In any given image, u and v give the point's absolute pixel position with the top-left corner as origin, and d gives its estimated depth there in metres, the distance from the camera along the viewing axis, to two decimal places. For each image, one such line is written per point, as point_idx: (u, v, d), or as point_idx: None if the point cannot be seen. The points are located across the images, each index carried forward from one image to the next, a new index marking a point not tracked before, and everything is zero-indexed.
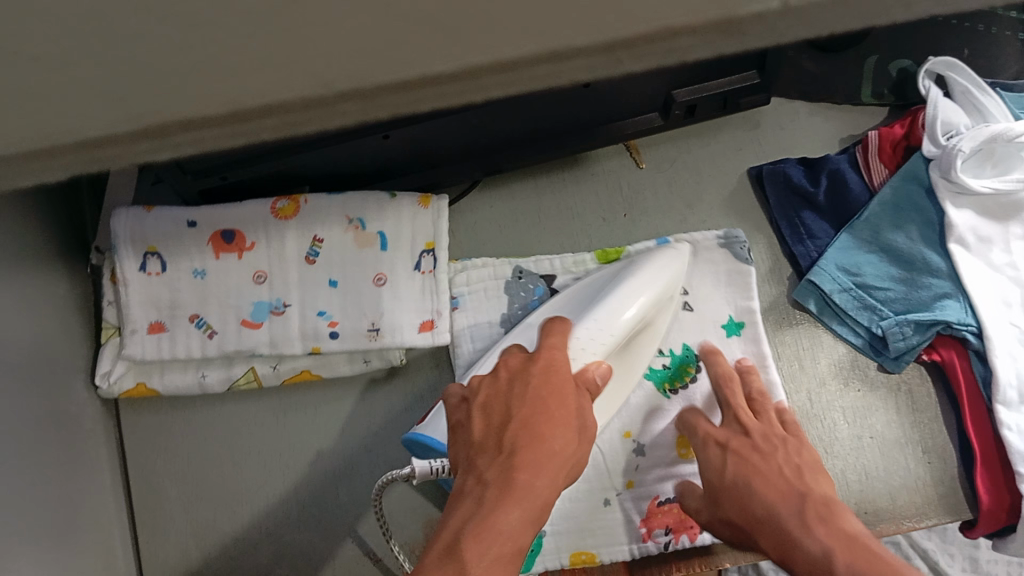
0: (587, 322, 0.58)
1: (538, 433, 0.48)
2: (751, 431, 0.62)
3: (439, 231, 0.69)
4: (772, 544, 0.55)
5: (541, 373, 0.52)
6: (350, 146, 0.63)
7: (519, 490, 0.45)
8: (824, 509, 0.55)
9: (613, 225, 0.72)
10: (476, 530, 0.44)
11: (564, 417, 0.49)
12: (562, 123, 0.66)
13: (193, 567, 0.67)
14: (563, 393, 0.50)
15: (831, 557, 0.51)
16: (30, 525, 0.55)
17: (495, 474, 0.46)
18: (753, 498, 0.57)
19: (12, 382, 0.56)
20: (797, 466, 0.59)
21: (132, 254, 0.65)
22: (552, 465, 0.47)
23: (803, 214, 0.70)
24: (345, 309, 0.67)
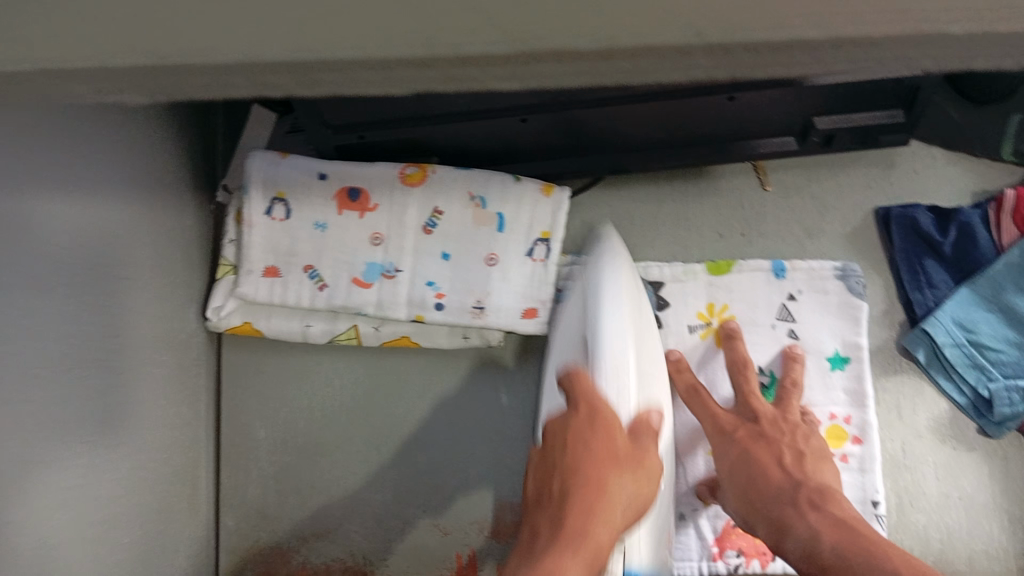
0: (607, 357, 0.49)
1: (589, 477, 0.44)
2: (761, 420, 0.61)
3: (557, 223, 0.69)
4: (767, 529, 0.54)
5: (587, 417, 0.46)
6: (486, 125, 0.64)
7: (569, 536, 0.42)
8: (817, 496, 0.54)
9: (727, 242, 0.72)
10: (531, 575, 0.42)
11: (611, 454, 0.45)
12: (698, 132, 0.66)
13: (269, 508, 0.69)
14: (611, 438, 0.45)
15: (820, 538, 0.50)
16: (125, 448, 0.57)
17: (547, 527, 0.45)
18: (756, 487, 0.56)
19: (129, 305, 0.58)
20: (798, 454, 0.58)
21: (261, 196, 0.66)
22: (609, 509, 0.43)
23: (926, 262, 0.69)
24: (453, 284, 0.68)
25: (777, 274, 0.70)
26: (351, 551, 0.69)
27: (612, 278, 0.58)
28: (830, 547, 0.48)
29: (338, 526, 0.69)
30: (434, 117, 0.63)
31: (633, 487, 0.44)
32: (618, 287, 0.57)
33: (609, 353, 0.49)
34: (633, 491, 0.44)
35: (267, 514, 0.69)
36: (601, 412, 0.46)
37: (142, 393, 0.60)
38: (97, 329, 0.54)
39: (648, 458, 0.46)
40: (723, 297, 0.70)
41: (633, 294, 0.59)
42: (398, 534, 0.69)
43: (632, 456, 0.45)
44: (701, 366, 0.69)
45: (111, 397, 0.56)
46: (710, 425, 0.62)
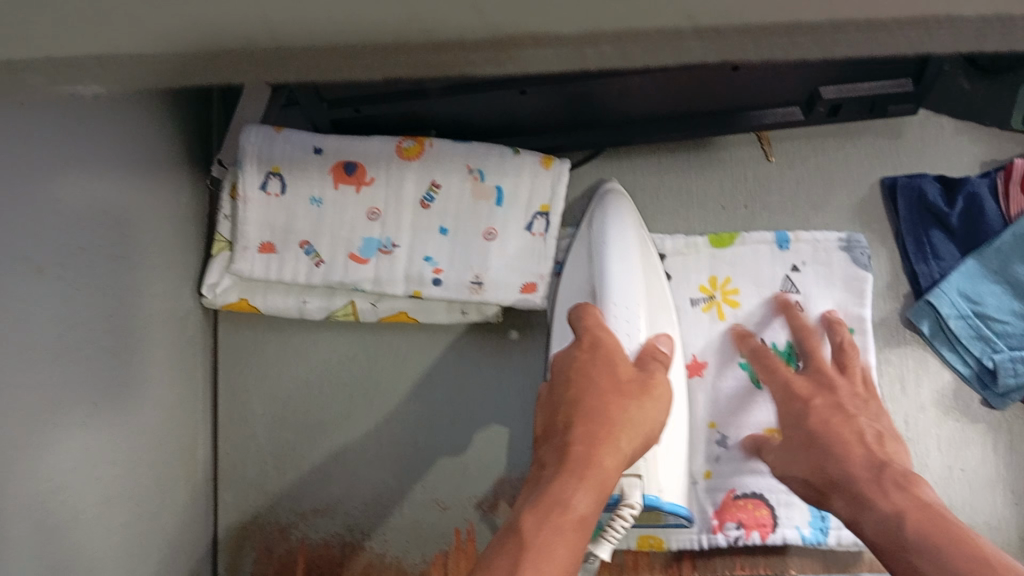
0: (614, 300, 0.57)
1: (594, 406, 0.47)
2: (838, 390, 0.59)
3: (556, 196, 0.68)
4: (843, 504, 0.50)
5: (589, 350, 0.52)
6: (485, 98, 0.63)
7: (575, 461, 0.44)
8: (904, 476, 0.50)
9: (730, 214, 0.70)
10: (536, 504, 0.43)
11: (615, 385, 0.49)
12: (700, 101, 0.65)
13: (269, 485, 0.69)
14: (614, 369, 0.50)
15: (904, 518, 0.46)
16: (122, 425, 0.56)
17: (552, 455, 0.46)
18: (832, 457, 0.53)
19: (127, 282, 0.58)
20: (879, 432, 0.55)
21: (255, 170, 0.65)
22: (615, 436, 0.46)
23: (932, 233, 0.68)
24: (451, 258, 0.67)
25: (781, 245, 0.69)
26: (349, 526, 0.68)
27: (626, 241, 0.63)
28: (912, 530, 0.45)
29: (338, 502, 0.69)
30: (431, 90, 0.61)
31: (638, 415, 0.48)
32: (626, 241, 0.63)
33: (615, 295, 0.58)
34: (641, 416, 0.48)
35: (267, 490, 0.69)
36: (603, 344, 0.53)
37: (139, 370, 0.59)
38: (96, 307, 0.53)
39: (651, 383, 0.51)
40: (725, 270, 0.69)
41: (644, 257, 0.64)
42: (398, 510, 0.68)
43: (634, 385, 0.50)
44: (703, 340, 0.68)
45: (108, 377, 0.55)
46: (779, 390, 0.62)
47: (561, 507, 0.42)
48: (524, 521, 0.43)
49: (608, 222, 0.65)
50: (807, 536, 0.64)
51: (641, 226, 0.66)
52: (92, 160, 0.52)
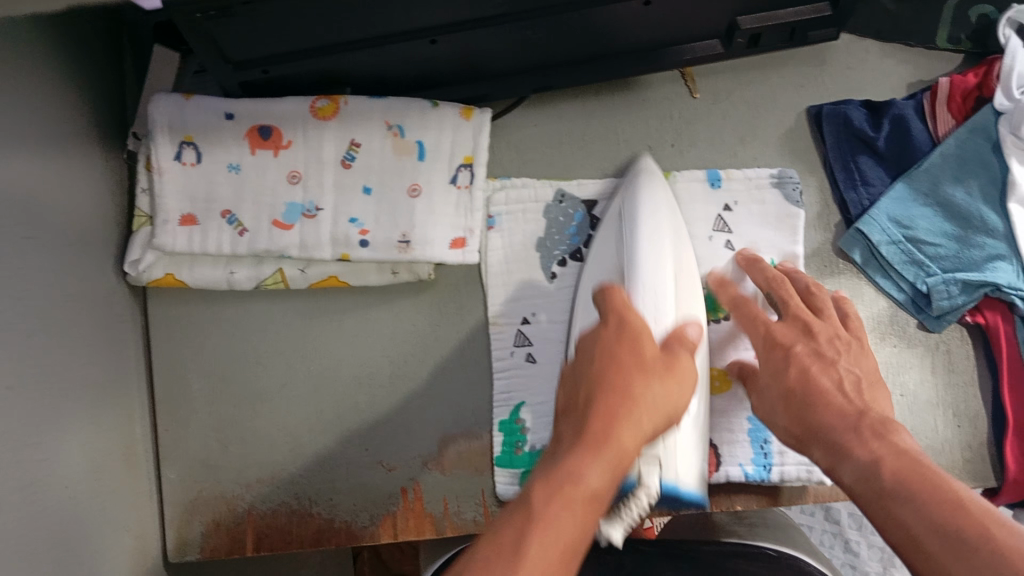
0: (642, 285, 0.57)
1: (613, 383, 0.46)
2: (819, 335, 0.58)
3: (479, 146, 0.67)
4: (824, 454, 0.50)
5: (617, 330, 0.51)
6: (395, 52, 0.62)
7: (593, 437, 0.44)
8: (882, 425, 0.49)
9: (659, 153, 0.70)
10: (549, 477, 0.42)
11: (637, 363, 0.48)
12: (619, 42, 0.64)
13: (211, 458, 0.68)
14: (638, 347, 0.49)
15: (879, 465, 0.45)
16: (55, 395, 0.55)
17: (570, 432, 0.46)
18: (813, 407, 0.53)
19: (46, 248, 0.56)
20: (857, 379, 0.55)
21: (168, 141, 0.64)
22: (635, 413, 0.45)
23: (860, 158, 0.67)
24: (378, 218, 0.66)
25: (713, 183, 0.68)
26: (295, 493, 0.67)
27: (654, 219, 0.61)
28: (889, 477, 0.44)
29: (284, 469, 0.67)
30: (342, 46, 0.60)
31: (660, 396, 0.47)
32: (654, 216, 0.62)
33: (644, 280, 0.57)
34: (661, 398, 0.47)
35: (210, 465, 0.68)
36: (630, 327, 0.51)
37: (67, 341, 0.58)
38: (11, 282, 0.51)
39: (676, 362, 0.50)
40: None
41: (674, 237, 0.62)
42: (343, 472, 0.67)
43: (659, 365, 0.49)
44: None
45: (36, 345, 0.54)
46: (759, 339, 0.59)
47: (573, 481, 0.42)
48: (534, 492, 0.42)
49: (640, 198, 0.63)
50: (750, 472, 0.64)
51: (670, 203, 0.65)
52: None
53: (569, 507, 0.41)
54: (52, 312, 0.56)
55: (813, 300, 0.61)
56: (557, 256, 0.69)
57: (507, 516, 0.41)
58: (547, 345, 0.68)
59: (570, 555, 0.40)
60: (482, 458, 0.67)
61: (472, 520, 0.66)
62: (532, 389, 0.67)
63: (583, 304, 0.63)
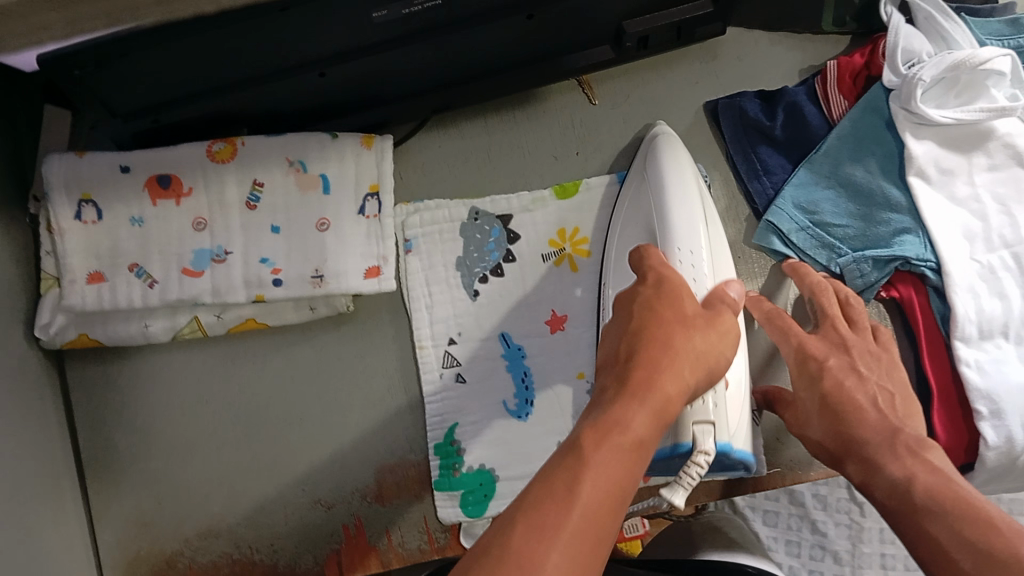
0: (676, 246, 0.53)
1: (657, 338, 0.43)
2: (852, 348, 0.57)
3: (383, 173, 0.67)
4: (857, 469, 0.50)
5: (655, 287, 0.47)
6: (284, 87, 0.61)
7: (637, 384, 0.40)
8: (916, 441, 0.49)
9: (564, 162, 0.70)
10: (595, 424, 0.39)
11: (679, 319, 0.45)
12: (510, 56, 0.64)
13: (146, 518, 0.66)
14: (679, 304, 0.46)
15: (912, 481, 0.46)
16: None
17: (612, 380, 0.42)
18: (846, 420, 0.52)
19: None
20: (892, 396, 0.54)
21: (66, 201, 0.63)
22: (678, 362, 0.42)
23: (759, 149, 0.68)
24: (289, 255, 0.65)
25: None
26: (235, 543, 0.66)
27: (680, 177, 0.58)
28: (922, 493, 0.45)
29: (220, 521, 0.66)
30: (231, 86, 0.60)
31: (702, 350, 0.44)
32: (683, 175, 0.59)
33: (680, 238, 0.54)
34: (704, 349, 0.44)
35: (145, 523, 0.66)
36: (668, 281, 0.47)
37: None
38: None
39: (718, 321, 0.47)
40: (573, 220, 0.68)
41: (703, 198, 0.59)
42: (282, 514, 0.66)
43: (702, 320, 0.46)
44: (560, 295, 0.68)
45: None
46: (792, 353, 0.58)
47: (621, 426, 0.38)
48: (582, 440, 0.38)
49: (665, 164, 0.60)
50: None
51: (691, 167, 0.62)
52: None
53: (615, 451, 0.37)
54: None
55: (849, 312, 0.60)
56: (478, 273, 0.69)
57: (554, 456, 0.38)
58: (474, 364, 0.67)
59: (620, 500, 0.36)
60: (421, 485, 0.66)
61: (417, 549, 0.65)
62: (464, 409, 0.66)
63: (616, 261, 0.62)
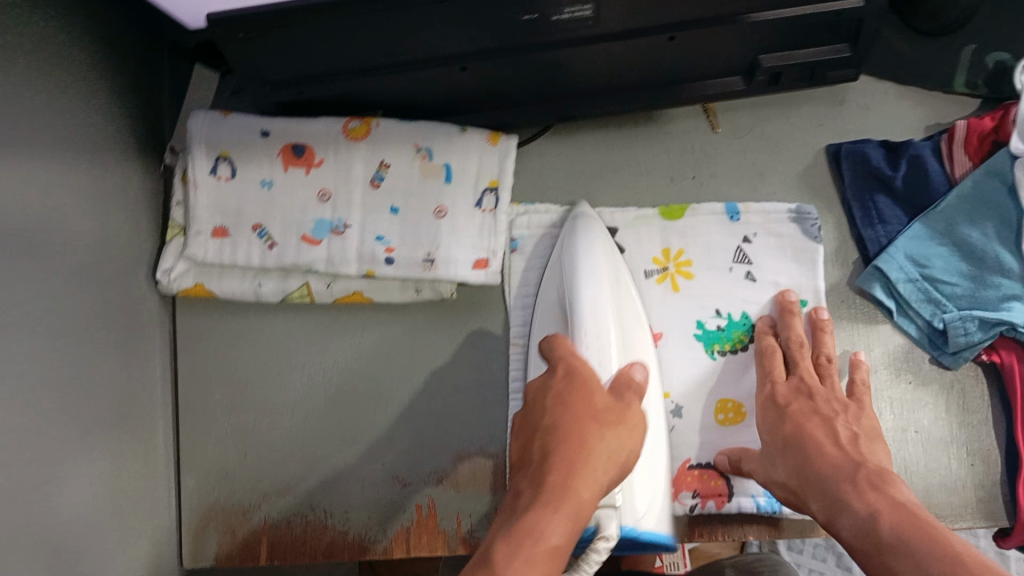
0: (585, 330, 0.59)
1: (569, 437, 0.50)
2: (816, 397, 0.62)
3: (505, 171, 0.69)
4: (822, 507, 0.54)
5: (565, 378, 0.54)
6: (427, 77, 0.64)
7: (550, 492, 0.47)
8: (879, 477, 0.53)
9: (679, 184, 0.71)
10: (510, 535, 0.45)
11: (590, 414, 0.51)
12: (638, 76, 0.66)
13: (228, 467, 0.69)
14: (590, 400, 0.53)
15: (878, 517, 0.50)
16: (83, 391, 0.57)
17: (529, 489, 0.49)
18: (811, 461, 0.57)
19: (84, 253, 0.59)
20: (854, 433, 0.58)
21: (204, 155, 0.67)
22: (586, 465, 0.48)
23: (877, 197, 0.69)
24: (403, 237, 0.67)
25: (730, 217, 0.69)
26: (311, 505, 0.68)
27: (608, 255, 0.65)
28: (888, 530, 0.49)
29: (299, 482, 0.68)
30: (374, 71, 0.63)
31: (613, 444, 0.50)
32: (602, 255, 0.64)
33: (586, 330, 0.59)
34: (615, 446, 0.50)
35: (227, 475, 0.68)
36: (578, 372, 0.55)
37: (98, 341, 0.60)
38: (36, 262, 0.52)
39: (626, 411, 0.53)
40: (678, 242, 0.69)
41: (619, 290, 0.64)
42: (358, 484, 0.68)
43: (611, 415, 0.52)
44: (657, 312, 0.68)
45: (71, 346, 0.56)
46: (761, 397, 0.63)
47: (534, 537, 0.45)
48: (496, 548, 0.45)
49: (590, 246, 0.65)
50: (762, 503, 0.63)
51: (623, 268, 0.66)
52: (46, 135, 0.54)
53: (530, 557, 0.44)
54: (88, 312, 0.59)
55: (822, 369, 0.64)
56: None
57: (470, 569, 0.45)
58: None
59: None
60: (495, 477, 0.68)
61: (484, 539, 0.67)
62: None
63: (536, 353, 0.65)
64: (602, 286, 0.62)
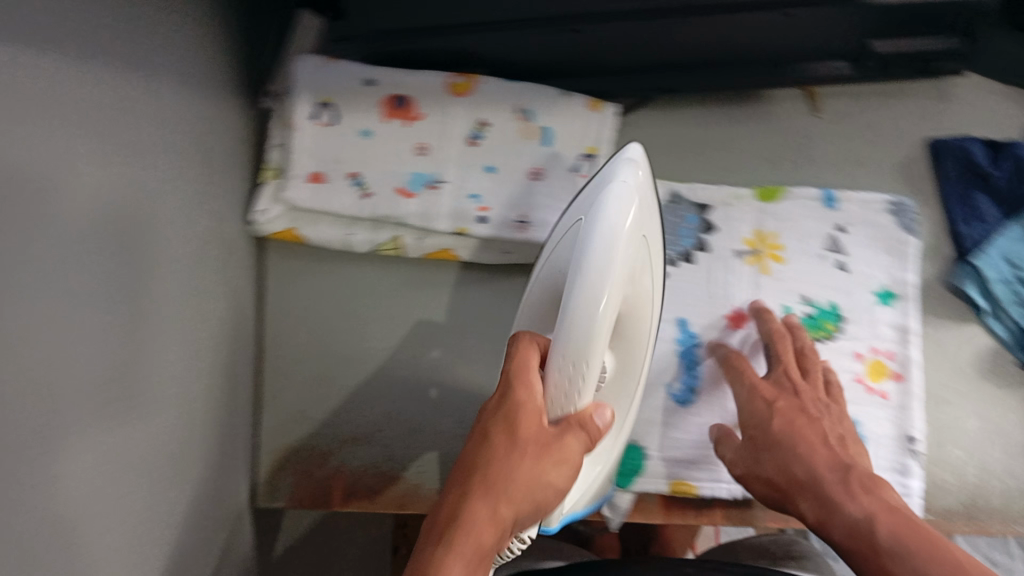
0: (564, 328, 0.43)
1: (479, 463, 0.43)
2: (801, 393, 0.59)
3: (604, 138, 0.68)
4: (812, 506, 0.51)
5: (499, 416, 0.44)
6: (537, 36, 0.64)
7: (449, 525, 0.41)
8: (870, 479, 0.50)
9: (776, 166, 0.71)
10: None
11: (508, 440, 0.43)
12: (747, 51, 0.66)
13: (306, 411, 0.69)
14: (511, 432, 0.43)
15: (873, 521, 0.46)
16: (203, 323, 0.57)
17: (430, 522, 0.42)
18: (796, 457, 0.54)
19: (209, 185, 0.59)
20: (841, 438, 0.56)
21: (309, 100, 0.67)
22: (492, 496, 0.42)
23: (976, 195, 0.68)
24: (498, 196, 0.68)
25: (828, 203, 0.68)
26: (385, 456, 0.68)
27: (621, 211, 0.45)
28: (886, 534, 0.45)
29: (376, 432, 0.69)
30: (489, 25, 0.63)
31: (528, 478, 0.42)
32: (620, 222, 0.44)
33: (570, 319, 0.43)
34: (529, 479, 0.42)
35: (307, 417, 0.69)
36: (514, 404, 0.44)
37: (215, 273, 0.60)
38: None
39: (564, 444, 0.44)
40: (772, 224, 0.68)
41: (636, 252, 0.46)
42: (433, 440, 0.68)
43: (536, 444, 0.43)
44: (744, 292, 0.67)
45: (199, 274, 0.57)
46: (742, 396, 0.60)
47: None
48: None
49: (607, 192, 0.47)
50: None
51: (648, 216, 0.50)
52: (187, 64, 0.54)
53: None
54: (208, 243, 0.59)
55: (805, 362, 0.62)
56: (671, 257, 0.68)
57: None
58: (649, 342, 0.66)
59: None
60: None
61: None
62: None
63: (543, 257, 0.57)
64: (611, 263, 0.43)
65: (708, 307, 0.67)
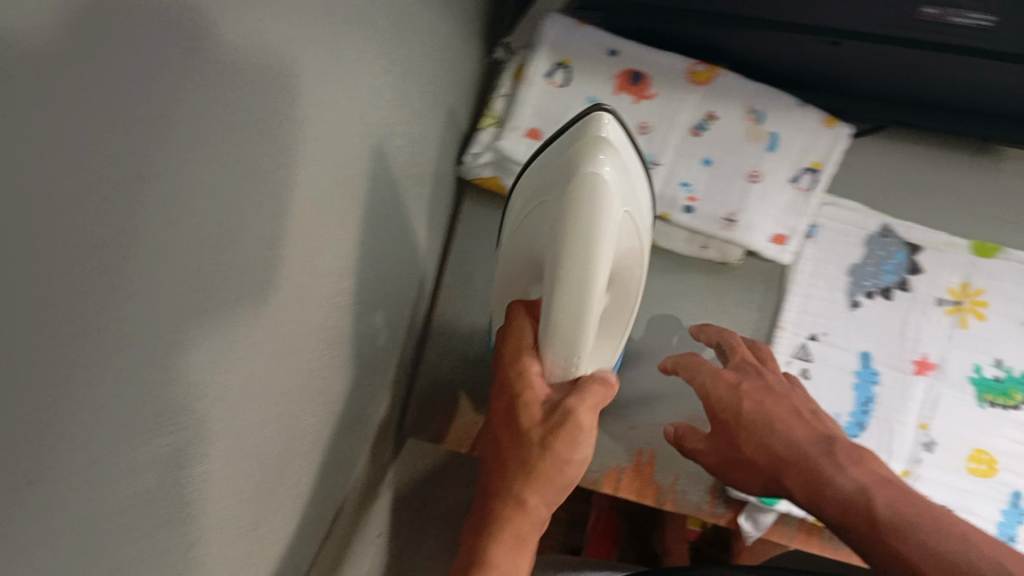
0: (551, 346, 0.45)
1: (505, 460, 0.47)
2: (764, 377, 0.57)
3: (831, 156, 0.68)
4: (801, 484, 0.50)
5: (509, 409, 0.48)
6: (792, 43, 0.63)
7: (489, 523, 0.46)
8: (854, 453, 0.50)
9: (994, 223, 0.69)
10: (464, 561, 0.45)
11: (516, 434, 0.47)
12: (996, 100, 0.64)
13: (469, 357, 0.69)
14: (520, 428, 0.47)
15: (867, 493, 0.46)
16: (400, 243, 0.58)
17: (479, 513, 0.48)
18: (778, 440, 0.53)
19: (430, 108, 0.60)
20: (812, 415, 0.55)
21: (548, 58, 0.68)
22: (519, 486, 0.46)
23: None
24: (710, 190, 0.67)
25: None
26: None
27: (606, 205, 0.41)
28: (885, 507, 0.45)
29: None
30: (747, 23, 0.62)
31: (549, 463, 0.45)
32: (610, 214, 0.41)
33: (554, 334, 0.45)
34: (553, 462, 0.45)
35: (469, 360, 0.69)
36: (517, 396, 0.47)
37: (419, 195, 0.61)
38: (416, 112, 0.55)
39: (573, 418, 0.46)
40: (980, 280, 0.67)
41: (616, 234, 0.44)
42: None
43: (541, 429, 0.46)
44: (936, 340, 0.65)
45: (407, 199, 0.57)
46: (704, 391, 0.58)
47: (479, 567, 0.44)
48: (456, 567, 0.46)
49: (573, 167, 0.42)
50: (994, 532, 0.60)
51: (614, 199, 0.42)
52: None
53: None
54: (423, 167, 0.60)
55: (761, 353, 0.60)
56: (867, 287, 0.67)
57: None
58: (827, 367, 0.65)
59: None
60: None
61: (695, 504, 0.62)
62: None
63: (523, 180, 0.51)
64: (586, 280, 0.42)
65: (896, 346, 0.65)
